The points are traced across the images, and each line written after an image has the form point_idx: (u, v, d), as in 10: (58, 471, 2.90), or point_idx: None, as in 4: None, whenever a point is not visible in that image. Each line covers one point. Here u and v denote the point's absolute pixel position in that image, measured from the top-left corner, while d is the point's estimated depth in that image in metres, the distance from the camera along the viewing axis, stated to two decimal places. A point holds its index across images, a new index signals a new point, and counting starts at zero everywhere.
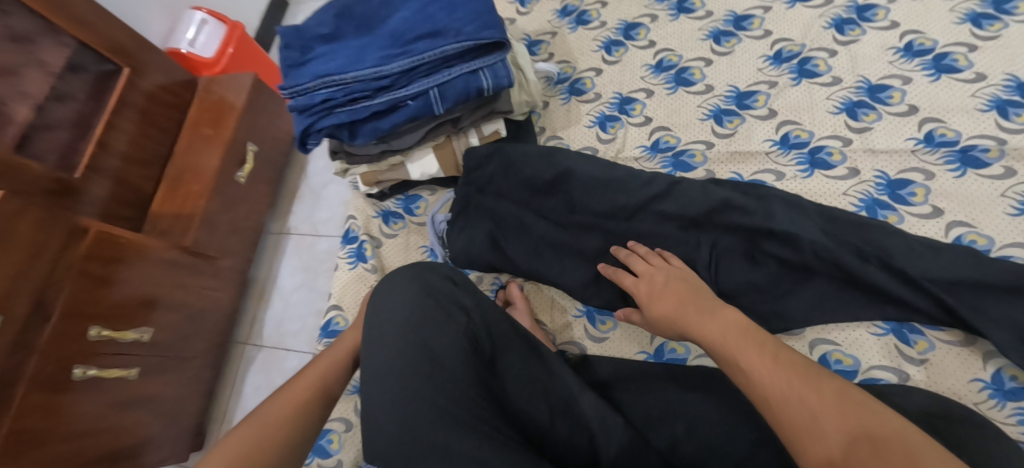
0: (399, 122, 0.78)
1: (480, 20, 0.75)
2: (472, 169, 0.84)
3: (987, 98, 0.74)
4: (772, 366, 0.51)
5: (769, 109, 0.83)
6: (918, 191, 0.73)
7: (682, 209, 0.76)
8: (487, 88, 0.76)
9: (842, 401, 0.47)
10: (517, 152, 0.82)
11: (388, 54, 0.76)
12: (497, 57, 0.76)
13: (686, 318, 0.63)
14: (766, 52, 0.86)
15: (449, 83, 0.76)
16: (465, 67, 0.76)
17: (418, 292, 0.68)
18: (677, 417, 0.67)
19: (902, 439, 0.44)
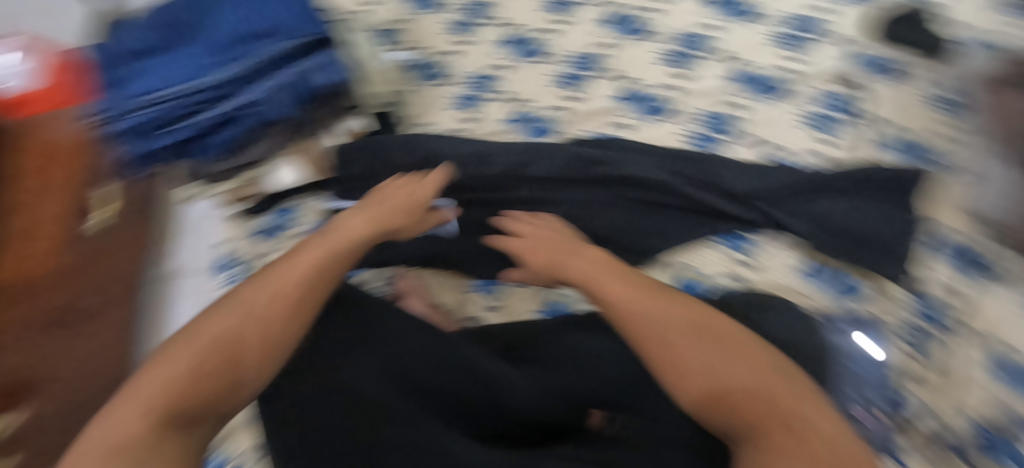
0: (247, 130, 0.83)
1: (296, 20, 0.81)
2: (340, 167, 0.83)
3: (769, 34, 0.90)
4: (630, 289, 0.57)
5: (605, 68, 0.91)
6: (731, 121, 0.86)
7: (544, 171, 0.82)
8: (323, 86, 0.82)
9: (720, 351, 0.49)
10: (377, 142, 0.83)
11: (216, 65, 0.80)
12: (327, 55, 0.82)
13: (558, 262, 0.67)
14: (596, 17, 0.95)
15: (283, 85, 0.81)
16: (291, 69, 0.81)
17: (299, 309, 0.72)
18: (572, 358, 0.75)
19: (773, 390, 0.45)
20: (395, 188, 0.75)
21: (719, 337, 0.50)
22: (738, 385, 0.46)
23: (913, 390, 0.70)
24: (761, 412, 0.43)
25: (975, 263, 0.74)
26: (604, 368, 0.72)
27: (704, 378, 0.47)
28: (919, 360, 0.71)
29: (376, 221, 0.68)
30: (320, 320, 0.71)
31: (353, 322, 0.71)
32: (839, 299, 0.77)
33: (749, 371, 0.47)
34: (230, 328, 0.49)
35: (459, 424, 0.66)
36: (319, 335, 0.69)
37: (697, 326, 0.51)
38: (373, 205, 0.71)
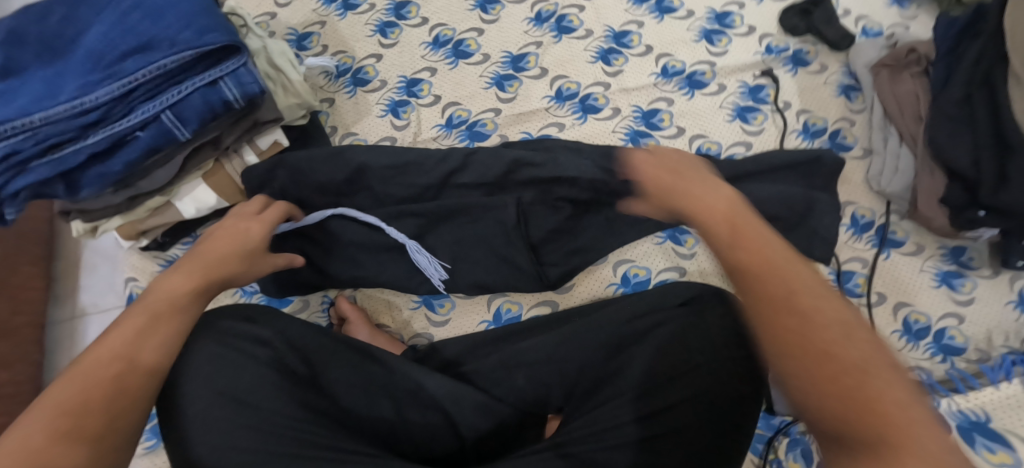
0: (135, 160, 0.66)
1: (197, 23, 0.66)
2: (255, 190, 0.77)
3: (698, 30, 0.91)
4: (734, 241, 0.47)
5: (540, 68, 0.89)
6: (664, 117, 0.87)
7: (482, 177, 0.80)
8: (234, 100, 0.67)
9: (794, 338, 0.41)
10: (301, 160, 0.77)
11: (89, 82, 0.63)
12: (236, 63, 0.67)
13: (679, 195, 0.54)
14: (528, 15, 0.92)
15: (183, 103, 0.66)
16: (199, 79, 0.66)
17: (212, 344, 0.67)
18: (519, 365, 0.73)
19: (867, 390, 0.38)
20: (239, 220, 0.68)
21: (813, 312, 0.42)
22: (825, 383, 0.39)
23: None
24: (836, 414, 0.38)
25: (873, 231, 0.85)
26: (551, 375, 0.71)
27: (788, 368, 0.41)
28: None
29: (205, 270, 0.60)
30: (237, 355, 0.67)
31: (276, 355, 0.68)
32: None
33: (847, 369, 0.39)
34: (115, 346, 0.51)
35: (404, 442, 0.69)
36: (235, 372, 0.65)
37: (813, 313, 0.42)
38: (219, 239, 0.64)
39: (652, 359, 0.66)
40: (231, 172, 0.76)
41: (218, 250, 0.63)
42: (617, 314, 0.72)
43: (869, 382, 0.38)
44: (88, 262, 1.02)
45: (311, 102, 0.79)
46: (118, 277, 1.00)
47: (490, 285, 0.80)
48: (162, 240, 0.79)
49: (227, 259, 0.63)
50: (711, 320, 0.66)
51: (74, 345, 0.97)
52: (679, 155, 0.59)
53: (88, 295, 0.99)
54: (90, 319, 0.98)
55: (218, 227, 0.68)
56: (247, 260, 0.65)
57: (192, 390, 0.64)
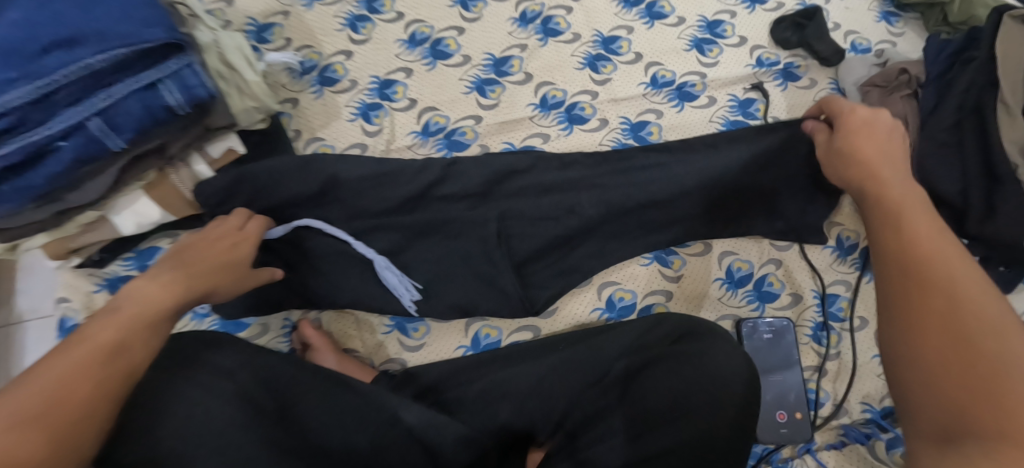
0: (59, 172, 0.57)
1: (134, 16, 0.57)
2: (216, 202, 0.69)
3: (689, 38, 0.87)
4: (905, 226, 0.54)
5: (525, 73, 0.84)
6: (653, 130, 0.83)
7: (462, 190, 0.75)
8: (176, 105, 0.60)
9: (922, 279, 0.48)
10: (262, 170, 0.70)
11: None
12: (179, 63, 0.60)
13: (873, 163, 0.62)
14: (512, 14, 0.86)
15: (115, 107, 0.58)
16: (135, 81, 0.58)
17: (190, 387, 0.60)
18: (505, 396, 0.70)
19: (968, 325, 0.44)
20: (203, 248, 0.63)
21: (936, 255, 0.50)
22: (937, 327, 0.45)
23: (817, 383, 0.79)
24: (940, 356, 0.44)
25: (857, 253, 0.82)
26: (538, 408, 0.69)
27: (906, 330, 0.47)
28: (820, 354, 0.79)
29: (183, 283, 0.58)
30: (199, 388, 0.60)
31: (244, 392, 0.62)
32: (758, 306, 0.80)
33: (951, 312, 0.45)
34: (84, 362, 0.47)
35: None
36: (197, 406, 0.59)
37: (933, 259, 0.49)
38: (172, 268, 0.59)
39: (648, 392, 0.64)
40: (179, 185, 0.68)
41: (166, 278, 0.57)
42: (609, 344, 0.71)
43: (965, 319, 0.45)
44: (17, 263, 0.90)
45: (270, 106, 0.71)
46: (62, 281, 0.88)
47: (473, 306, 0.74)
48: (102, 255, 0.71)
49: (174, 288, 0.57)
50: (718, 357, 0.64)
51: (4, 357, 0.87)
52: (858, 113, 0.67)
53: (26, 300, 0.87)
54: (28, 327, 0.87)
55: (184, 242, 0.65)
56: (198, 285, 0.60)
57: (160, 432, 0.56)
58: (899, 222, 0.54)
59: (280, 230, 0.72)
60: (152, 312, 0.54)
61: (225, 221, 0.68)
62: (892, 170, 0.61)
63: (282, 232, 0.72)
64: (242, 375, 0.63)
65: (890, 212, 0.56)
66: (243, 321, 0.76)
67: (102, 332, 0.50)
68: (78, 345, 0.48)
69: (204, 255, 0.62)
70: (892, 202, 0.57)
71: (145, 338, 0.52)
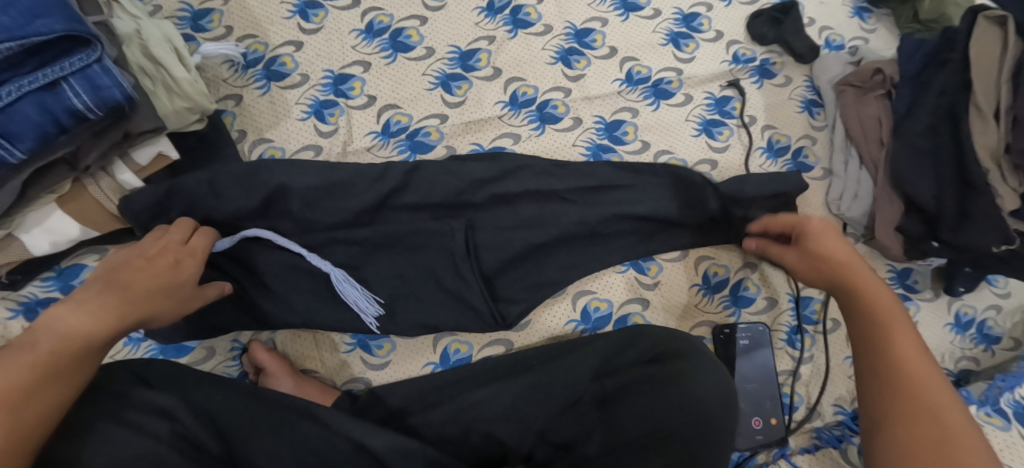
0: None
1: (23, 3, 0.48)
2: (147, 218, 0.62)
3: (664, 32, 0.84)
4: (882, 346, 0.52)
5: (493, 68, 0.78)
6: (629, 130, 0.79)
7: (425, 197, 0.69)
8: (85, 109, 0.51)
9: (886, 361, 0.52)
10: (199, 184, 0.63)
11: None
12: (85, 59, 0.51)
13: (848, 269, 0.58)
14: (479, 3, 0.80)
15: (7, 112, 0.49)
16: (30, 80, 0.49)
17: (116, 428, 0.53)
18: (474, 421, 0.65)
19: (926, 411, 0.48)
20: (139, 266, 0.56)
21: (898, 338, 0.52)
22: (898, 414, 0.49)
23: (791, 387, 0.77)
24: (904, 439, 0.47)
25: None
26: (510, 433, 0.64)
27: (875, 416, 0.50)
28: (795, 358, 0.77)
29: (114, 314, 0.51)
30: (129, 432, 0.54)
31: (178, 432, 0.56)
32: (734, 312, 0.78)
33: (916, 401, 0.48)
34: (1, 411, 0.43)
35: None
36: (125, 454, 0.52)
37: (897, 342, 0.52)
38: (101, 294, 0.52)
39: (626, 418, 0.61)
40: (100, 196, 0.60)
41: (94, 306, 0.51)
42: (581, 363, 0.67)
43: (919, 400, 0.49)
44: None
45: (206, 106, 0.62)
46: None
47: (438, 324, 0.69)
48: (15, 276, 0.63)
49: (102, 318, 0.50)
50: (699, 378, 0.61)
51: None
52: (794, 216, 0.66)
53: None
54: None
55: (116, 257, 0.56)
56: (135, 313, 0.53)
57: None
58: (861, 298, 0.56)
59: (226, 244, 0.65)
60: (77, 349, 0.48)
61: (165, 234, 0.60)
62: (861, 266, 0.58)
63: (228, 245, 0.65)
64: (181, 412, 0.57)
65: (848, 285, 0.58)
66: (185, 346, 0.69)
67: (18, 372, 0.45)
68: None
69: (142, 276, 0.55)
70: (850, 275, 0.58)
71: (69, 381, 0.47)
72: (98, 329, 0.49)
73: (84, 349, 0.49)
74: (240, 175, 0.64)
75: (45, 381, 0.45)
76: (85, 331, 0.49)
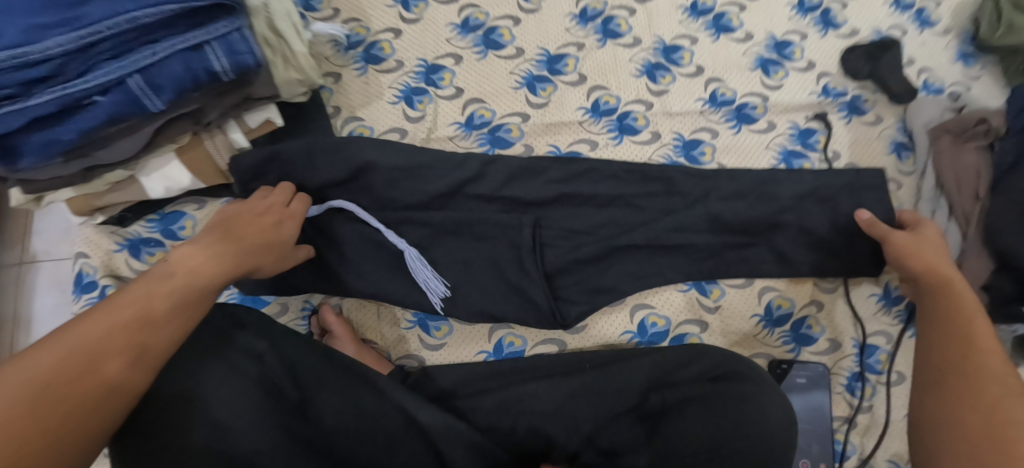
0: (90, 130, 0.53)
1: None
2: (248, 179, 0.66)
3: (754, 56, 0.83)
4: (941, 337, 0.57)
5: (579, 74, 0.79)
6: (706, 150, 0.79)
7: (499, 190, 0.71)
8: (222, 71, 0.54)
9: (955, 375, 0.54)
10: (299, 149, 0.67)
11: (35, 26, 0.48)
12: (228, 26, 0.54)
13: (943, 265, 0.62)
14: (572, 10, 0.81)
15: (159, 66, 0.52)
16: (180, 41, 0.53)
17: (217, 365, 0.58)
18: (521, 413, 0.67)
19: (1007, 417, 0.48)
20: (248, 220, 0.61)
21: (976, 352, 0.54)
22: (974, 417, 0.49)
23: (845, 434, 0.74)
24: (972, 440, 0.48)
25: (904, 305, 0.77)
26: (559, 429, 0.66)
27: (949, 441, 0.50)
28: (852, 406, 0.75)
29: (230, 258, 0.57)
30: (221, 366, 0.58)
31: (265, 375, 0.60)
32: (794, 349, 0.76)
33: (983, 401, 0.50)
34: (123, 341, 0.47)
35: None
36: (217, 388, 0.57)
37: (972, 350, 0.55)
38: (220, 240, 0.57)
39: (678, 437, 0.60)
40: (212, 150, 0.65)
41: (217, 251, 0.56)
42: (635, 373, 0.66)
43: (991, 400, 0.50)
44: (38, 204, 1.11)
45: (315, 80, 0.66)
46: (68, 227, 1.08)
47: (497, 313, 0.71)
48: (124, 214, 0.70)
49: (223, 261, 0.56)
50: (766, 406, 0.59)
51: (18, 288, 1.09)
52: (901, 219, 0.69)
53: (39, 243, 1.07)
54: (39, 266, 1.07)
55: (223, 211, 0.63)
56: (247, 262, 0.58)
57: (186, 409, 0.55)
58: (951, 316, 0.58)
59: (316, 212, 0.69)
60: (167, 305, 0.50)
61: (269, 195, 0.65)
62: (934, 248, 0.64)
63: (318, 213, 0.69)
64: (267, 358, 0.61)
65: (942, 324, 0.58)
66: (260, 299, 0.73)
67: (117, 320, 0.47)
68: (110, 318, 0.47)
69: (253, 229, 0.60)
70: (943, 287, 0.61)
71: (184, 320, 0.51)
72: (216, 274, 0.54)
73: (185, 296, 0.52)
74: (329, 146, 0.68)
75: (135, 329, 0.47)
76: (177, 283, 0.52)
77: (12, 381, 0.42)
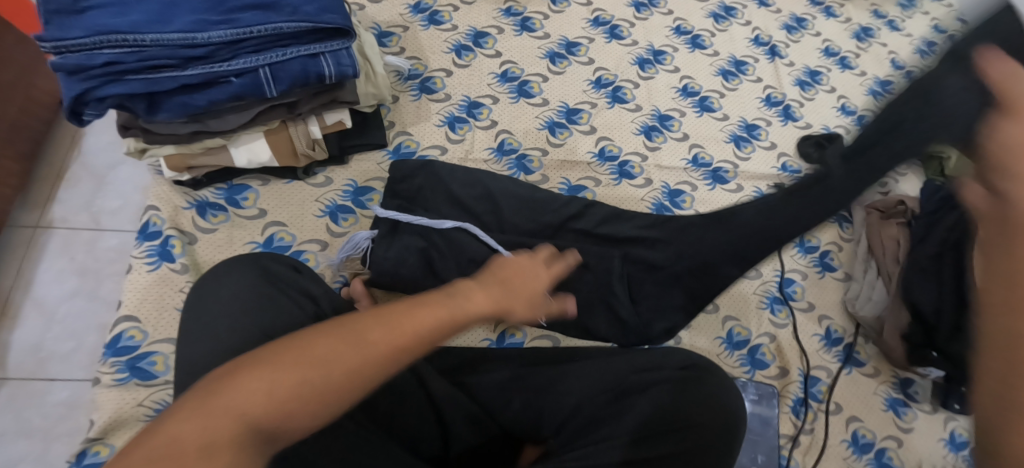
0: (219, 101, 0.66)
1: (320, 1, 0.69)
2: (398, 181, 0.85)
3: (729, 132, 1.03)
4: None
5: (591, 126, 0.98)
6: (687, 199, 0.95)
7: (595, 227, 0.87)
8: (328, 75, 0.69)
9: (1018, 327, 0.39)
10: (444, 168, 0.86)
11: (204, 21, 0.64)
12: (340, 44, 0.70)
13: None
14: (589, 77, 1.01)
15: (284, 64, 0.67)
16: (303, 49, 0.68)
17: (286, 300, 0.69)
18: (524, 389, 0.76)
19: None
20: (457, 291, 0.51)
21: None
22: None
23: (789, 450, 0.84)
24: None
25: (841, 347, 0.92)
26: (551, 404, 0.75)
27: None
28: (797, 426, 0.86)
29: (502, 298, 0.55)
30: (283, 300, 0.69)
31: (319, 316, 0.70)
32: (748, 369, 0.88)
33: None
34: (381, 332, 0.46)
35: (394, 436, 0.71)
36: (279, 318, 0.67)
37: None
38: (502, 272, 0.59)
39: (641, 415, 0.70)
40: (294, 135, 0.78)
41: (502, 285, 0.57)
42: (620, 361, 0.77)
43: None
44: (71, 175, 1.23)
45: (386, 96, 0.82)
46: (93, 198, 1.21)
47: (601, 335, 0.84)
48: (200, 178, 0.82)
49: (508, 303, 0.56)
50: (725, 397, 0.73)
51: (30, 250, 1.16)
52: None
53: (61, 209, 1.19)
54: (54, 231, 1.18)
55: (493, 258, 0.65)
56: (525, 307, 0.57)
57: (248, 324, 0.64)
58: None
59: (449, 225, 0.81)
60: (380, 337, 0.46)
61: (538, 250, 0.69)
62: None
63: (450, 227, 0.81)
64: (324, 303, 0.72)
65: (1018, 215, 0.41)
66: (303, 254, 0.82)
67: (313, 351, 0.44)
68: (384, 318, 0.47)
69: (526, 290, 0.58)
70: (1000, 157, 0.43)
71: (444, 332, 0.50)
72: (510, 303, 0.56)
73: (406, 336, 0.47)
74: (475, 183, 0.84)
75: (367, 340, 0.46)
76: (383, 319, 0.47)
77: (320, 332, 0.46)
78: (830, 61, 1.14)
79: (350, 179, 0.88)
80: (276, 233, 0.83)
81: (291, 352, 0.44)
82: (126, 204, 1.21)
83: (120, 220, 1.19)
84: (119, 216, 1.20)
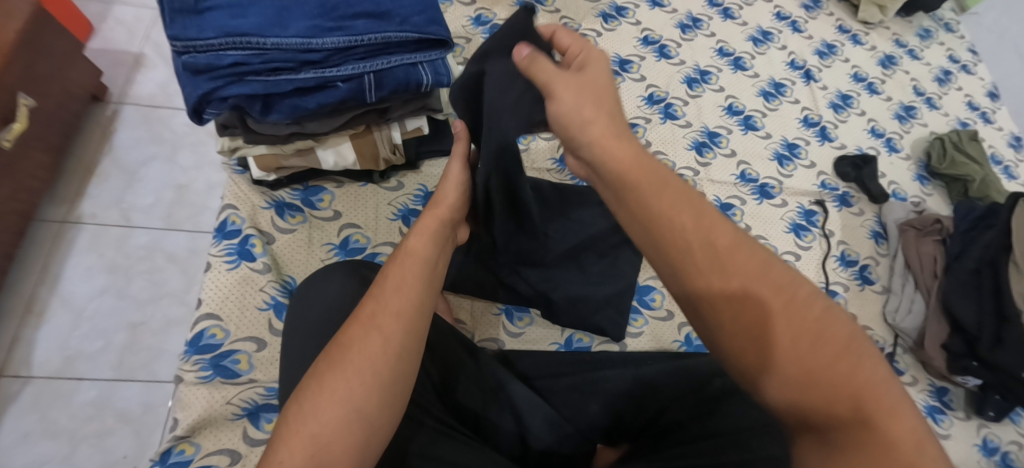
0: (327, 103, 0.68)
1: (425, 12, 0.71)
2: None
3: (772, 150, 1.08)
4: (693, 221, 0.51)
5: (647, 140, 1.02)
6: (737, 212, 1.00)
7: None
8: (427, 84, 0.71)
9: (668, 245, 0.51)
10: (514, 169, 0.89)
11: (318, 27, 0.65)
12: (438, 54, 0.72)
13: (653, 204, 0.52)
14: (642, 93, 1.06)
15: (388, 72, 0.70)
16: (406, 58, 0.70)
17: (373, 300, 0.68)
18: (597, 392, 0.77)
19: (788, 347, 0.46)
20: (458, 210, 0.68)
21: (737, 269, 0.48)
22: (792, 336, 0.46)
23: None
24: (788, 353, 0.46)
25: None
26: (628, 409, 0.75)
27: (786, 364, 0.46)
28: None
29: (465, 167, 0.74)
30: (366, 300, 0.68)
31: None
32: None
33: (821, 339, 0.46)
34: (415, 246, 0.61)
35: (484, 437, 0.72)
36: None
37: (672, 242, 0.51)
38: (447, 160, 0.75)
39: (728, 416, 0.69)
40: (378, 140, 0.80)
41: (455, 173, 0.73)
42: (698, 365, 0.78)
43: (767, 279, 0.48)
44: (100, 170, 1.08)
45: None
46: (127, 195, 1.07)
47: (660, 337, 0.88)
48: (280, 179, 0.83)
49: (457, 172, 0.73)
50: None
51: (55, 249, 1.01)
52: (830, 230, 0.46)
53: (91, 204, 1.05)
54: (83, 228, 1.03)
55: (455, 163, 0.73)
56: None
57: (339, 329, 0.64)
58: (663, 186, 0.53)
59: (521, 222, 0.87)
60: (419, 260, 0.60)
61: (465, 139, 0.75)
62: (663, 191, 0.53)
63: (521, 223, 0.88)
64: None
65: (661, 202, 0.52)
66: (377, 256, 0.83)
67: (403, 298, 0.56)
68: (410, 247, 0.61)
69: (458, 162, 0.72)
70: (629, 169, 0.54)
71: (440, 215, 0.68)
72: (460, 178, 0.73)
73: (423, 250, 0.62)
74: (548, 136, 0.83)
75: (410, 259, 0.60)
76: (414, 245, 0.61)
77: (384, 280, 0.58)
78: (859, 86, 1.20)
79: (420, 184, 0.89)
80: (355, 236, 0.83)
81: (304, 419, 0.49)
82: (159, 201, 1.07)
83: (151, 217, 1.06)
84: (151, 212, 1.06)
